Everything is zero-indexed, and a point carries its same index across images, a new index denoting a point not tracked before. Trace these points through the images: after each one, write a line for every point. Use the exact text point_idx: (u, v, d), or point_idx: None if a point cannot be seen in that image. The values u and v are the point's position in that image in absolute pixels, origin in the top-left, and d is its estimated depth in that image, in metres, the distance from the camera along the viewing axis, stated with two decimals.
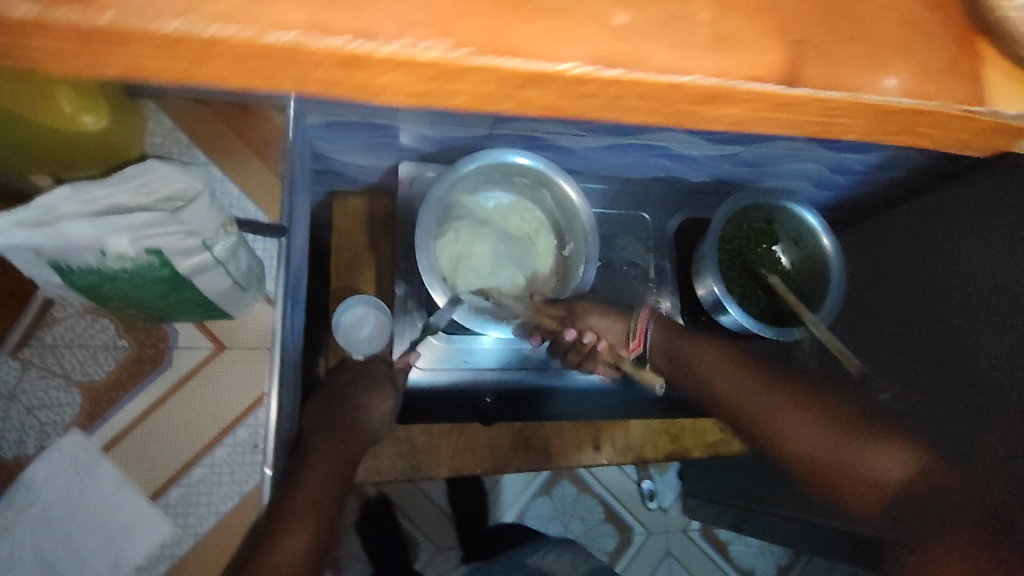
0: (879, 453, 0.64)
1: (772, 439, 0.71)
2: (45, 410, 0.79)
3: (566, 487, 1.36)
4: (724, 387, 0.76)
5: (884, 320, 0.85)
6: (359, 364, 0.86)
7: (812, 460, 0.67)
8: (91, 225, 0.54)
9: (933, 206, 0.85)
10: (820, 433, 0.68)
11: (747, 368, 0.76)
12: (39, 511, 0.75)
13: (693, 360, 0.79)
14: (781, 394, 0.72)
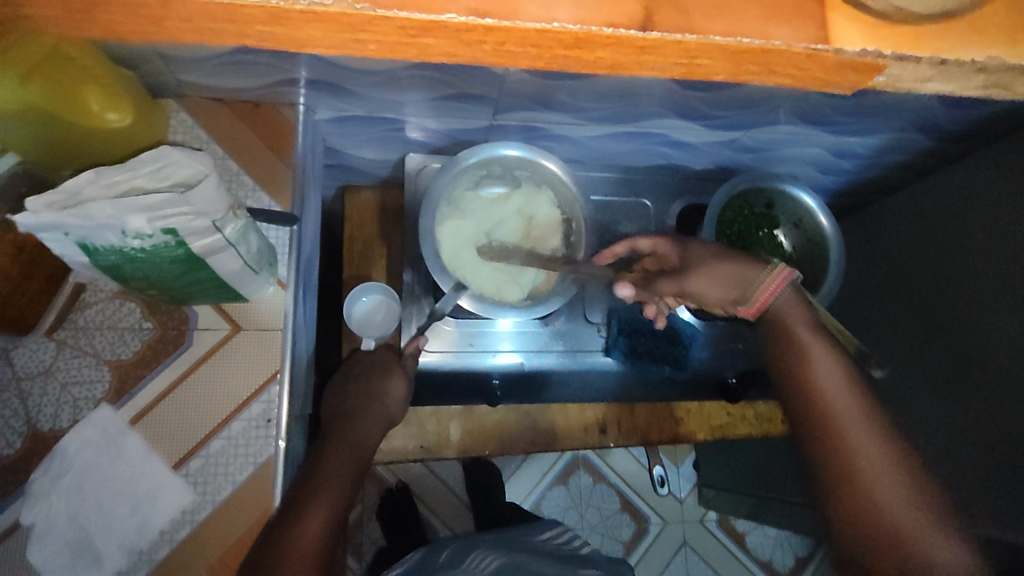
0: (943, 544, 0.56)
1: (847, 488, 0.60)
2: (78, 386, 0.68)
3: (582, 477, 1.48)
4: (845, 400, 0.62)
5: (905, 307, 0.91)
6: (366, 353, 0.85)
7: (849, 476, 0.60)
8: (112, 205, 0.47)
9: (946, 189, 0.90)
10: (902, 483, 0.58)
11: (885, 417, 0.62)
12: (75, 480, 0.65)
13: (820, 356, 0.65)
14: (873, 420, 0.61)
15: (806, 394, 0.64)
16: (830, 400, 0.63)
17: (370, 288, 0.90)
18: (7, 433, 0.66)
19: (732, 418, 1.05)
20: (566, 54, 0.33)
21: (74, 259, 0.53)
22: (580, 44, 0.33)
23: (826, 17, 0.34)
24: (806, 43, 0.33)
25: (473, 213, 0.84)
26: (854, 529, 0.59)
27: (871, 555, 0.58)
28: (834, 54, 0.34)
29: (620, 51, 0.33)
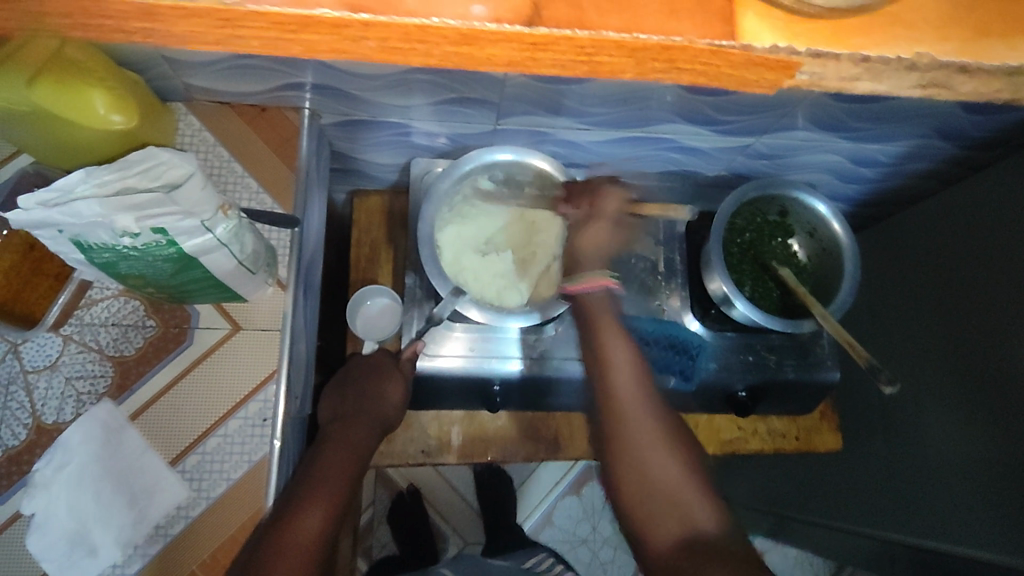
0: (699, 504, 0.70)
1: (624, 454, 0.73)
2: (81, 380, 0.70)
3: (595, 488, 1.44)
4: (630, 392, 0.75)
5: (930, 322, 0.87)
6: (367, 357, 0.85)
7: (630, 451, 0.72)
8: (99, 203, 0.48)
9: (968, 196, 0.86)
10: (663, 454, 0.72)
11: (657, 394, 0.76)
12: (75, 472, 0.66)
13: (617, 348, 0.77)
14: (652, 413, 0.74)
15: (602, 389, 0.76)
16: (620, 392, 0.75)
17: (376, 293, 0.92)
18: (14, 424, 0.68)
19: (744, 432, 1.02)
20: (454, 50, 0.32)
21: (71, 256, 0.55)
22: (469, 39, 0.31)
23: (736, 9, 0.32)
24: (712, 39, 0.32)
25: (476, 220, 0.84)
26: (642, 490, 0.71)
27: (655, 508, 0.70)
28: (744, 50, 0.32)
29: (511, 48, 0.32)
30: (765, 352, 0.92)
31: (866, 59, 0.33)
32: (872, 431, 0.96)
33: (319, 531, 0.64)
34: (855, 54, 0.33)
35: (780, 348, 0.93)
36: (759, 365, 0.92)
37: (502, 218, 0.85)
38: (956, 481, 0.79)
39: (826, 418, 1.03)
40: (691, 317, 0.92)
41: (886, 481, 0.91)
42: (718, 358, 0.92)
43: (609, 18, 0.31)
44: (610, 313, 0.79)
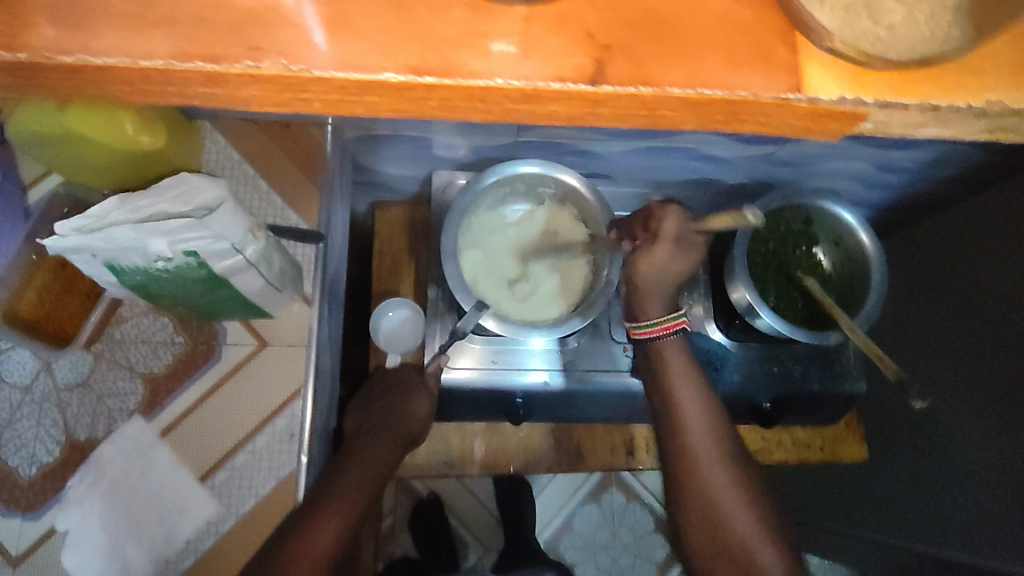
0: (773, 556, 0.63)
1: (696, 508, 0.65)
2: (112, 397, 0.72)
3: (614, 494, 1.42)
4: (705, 446, 0.66)
5: (946, 327, 0.85)
6: (392, 372, 0.84)
7: (704, 507, 0.65)
8: (133, 229, 0.49)
9: (986, 202, 0.84)
10: (740, 513, 0.64)
11: (732, 447, 0.67)
12: (109, 486, 0.69)
13: (685, 385, 0.68)
14: (729, 469, 0.66)
15: (673, 439, 0.67)
16: (693, 443, 0.66)
17: (398, 303, 0.91)
18: (48, 441, 0.70)
19: (768, 442, 1.01)
20: (517, 108, 0.32)
21: (105, 279, 0.56)
22: (533, 99, 0.31)
23: (799, 63, 0.32)
24: (779, 93, 0.31)
25: (497, 237, 0.84)
26: (715, 544, 0.64)
27: (718, 555, 0.63)
28: (810, 103, 0.31)
29: (574, 104, 0.31)
30: (790, 363, 0.91)
31: (935, 109, 0.32)
32: (898, 439, 0.93)
33: (329, 546, 0.63)
34: (924, 103, 0.32)
35: (805, 358, 0.92)
36: (784, 376, 0.91)
37: (524, 232, 0.85)
38: (990, 492, 0.76)
39: (851, 428, 1.01)
40: (714, 326, 0.91)
41: (911, 492, 0.88)
42: (743, 369, 0.91)
43: (674, 74, 0.31)
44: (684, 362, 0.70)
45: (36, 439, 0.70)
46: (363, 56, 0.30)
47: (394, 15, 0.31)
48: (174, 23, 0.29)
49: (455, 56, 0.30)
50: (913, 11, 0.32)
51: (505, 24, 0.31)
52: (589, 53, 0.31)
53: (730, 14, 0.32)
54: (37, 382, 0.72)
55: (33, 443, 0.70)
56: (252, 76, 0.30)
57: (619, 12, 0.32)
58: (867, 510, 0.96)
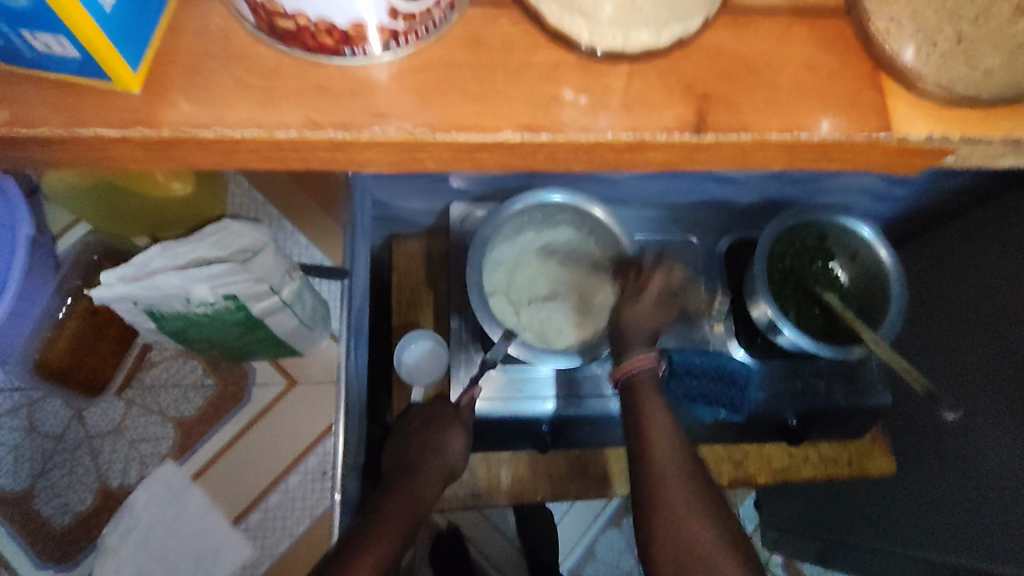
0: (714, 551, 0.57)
1: (649, 497, 0.60)
2: (145, 442, 0.72)
3: (635, 519, 1.39)
4: (667, 450, 0.62)
5: (967, 334, 0.85)
6: (423, 408, 0.84)
7: (655, 496, 0.60)
8: (178, 275, 0.50)
9: (995, 214, 0.83)
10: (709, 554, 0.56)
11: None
12: (142, 535, 0.68)
13: (651, 404, 0.63)
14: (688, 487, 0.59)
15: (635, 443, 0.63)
16: (656, 443, 0.62)
17: (420, 336, 0.91)
18: (81, 489, 0.70)
19: (795, 459, 1.01)
20: (619, 157, 0.32)
21: (144, 325, 0.58)
22: (637, 148, 0.32)
23: (886, 103, 0.32)
24: (867, 132, 0.32)
25: (519, 268, 0.85)
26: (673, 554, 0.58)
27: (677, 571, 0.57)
28: (900, 141, 0.32)
29: (672, 151, 0.32)
30: (814, 378, 0.91)
31: (1018, 142, 0.32)
32: (926, 451, 0.93)
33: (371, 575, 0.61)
34: (1008, 137, 0.32)
35: (828, 373, 0.91)
36: (807, 393, 0.91)
37: (549, 260, 0.86)
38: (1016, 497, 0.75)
39: (877, 441, 1.02)
40: (737, 343, 0.91)
41: (942, 506, 0.87)
42: (766, 386, 0.91)
43: (773, 118, 0.31)
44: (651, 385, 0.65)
45: (69, 487, 0.70)
46: (451, 118, 0.31)
47: (501, 80, 0.31)
48: (303, 94, 0.31)
49: (537, 114, 0.31)
50: (1009, 58, 0.32)
51: (608, 84, 0.32)
52: (690, 104, 0.32)
53: (813, 61, 0.33)
54: (70, 430, 0.72)
55: (66, 491, 0.70)
56: (381, 143, 0.31)
57: (712, 65, 0.32)
58: (898, 522, 0.94)
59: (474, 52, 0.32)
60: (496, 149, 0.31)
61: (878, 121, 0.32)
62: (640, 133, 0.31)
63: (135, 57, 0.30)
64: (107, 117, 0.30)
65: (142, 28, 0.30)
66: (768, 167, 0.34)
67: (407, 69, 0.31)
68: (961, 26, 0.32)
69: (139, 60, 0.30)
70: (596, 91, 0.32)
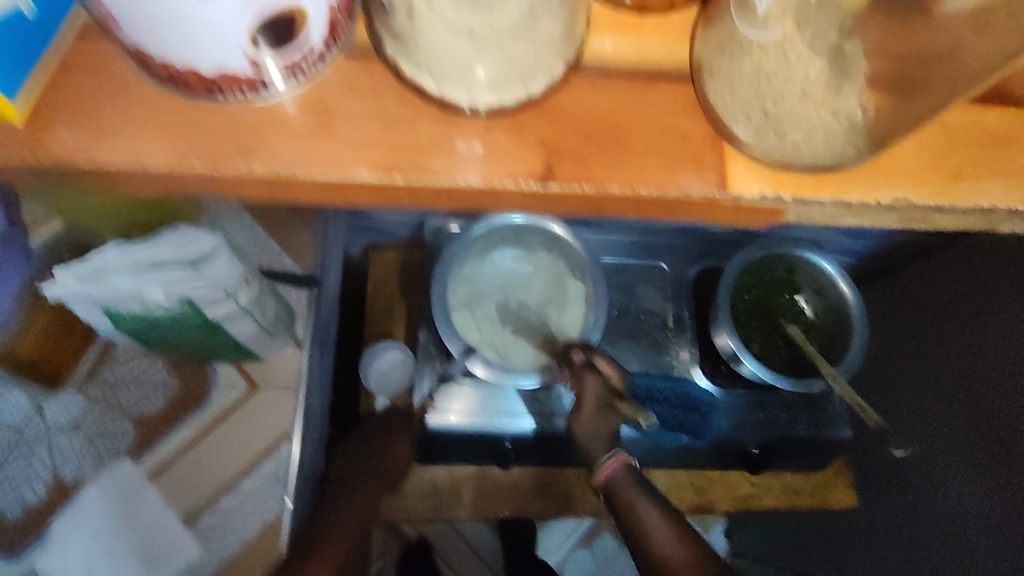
0: None
1: None
2: (104, 439, 0.73)
3: (607, 539, 1.37)
4: (668, 540, 0.75)
5: (915, 367, 0.87)
6: (374, 414, 0.84)
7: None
8: (133, 275, 0.51)
9: (944, 262, 0.86)
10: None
11: (703, 546, 0.75)
12: (93, 530, 0.70)
13: (648, 511, 0.76)
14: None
15: (640, 538, 0.77)
16: (659, 542, 0.75)
17: (388, 347, 0.93)
18: (36, 482, 0.71)
19: (757, 489, 1.02)
20: (474, 204, 0.35)
21: (103, 324, 0.59)
22: (491, 198, 0.34)
23: (726, 163, 0.35)
24: (707, 191, 0.34)
25: (482, 288, 0.86)
26: None
27: None
28: (734, 201, 0.35)
29: (524, 198, 0.34)
30: (776, 409, 0.91)
31: (847, 204, 0.35)
32: (885, 486, 0.94)
33: None
34: (837, 200, 0.35)
35: (792, 406, 0.91)
36: (771, 424, 0.91)
37: (516, 279, 0.86)
38: (972, 536, 0.76)
39: (841, 474, 1.02)
40: (701, 372, 0.92)
41: (904, 546, 0.87)
42: (730, 416, 0.91)
43: (653, 172, 0.34)
44: (636, 485, 0.79)
45: (24, 480, 0.71)
46: (363, 157, 0.33)
47: (396, 122, 0.34)
48: (218, 129, 0.33)
49: (440, 161, 0.33)
50: (808, 133, 0.35)
51: (500, 132, 0.34)
52: (538, 156, 0.34)
53: (665, 125, 0.35)
54: (29, 424, 0.72)
55: (21, 484, 0.71)
56: (287, 182, 0.33)
57: (606, 118, 0.35)
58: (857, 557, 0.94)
59: (390, 93, 0.34)
60: (371, 188, 0.34)
61: (713, 177, 0.34)
62: (529, 177, 0.34)
63: (12, 89, 0.32)
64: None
65: (20, 62, 0.32)
66: (624, 217, 0.36)
67: (327, 108, 0.34)
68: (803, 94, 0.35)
69: (16, 89, 0.32)
70: (499, 137, 0.34)
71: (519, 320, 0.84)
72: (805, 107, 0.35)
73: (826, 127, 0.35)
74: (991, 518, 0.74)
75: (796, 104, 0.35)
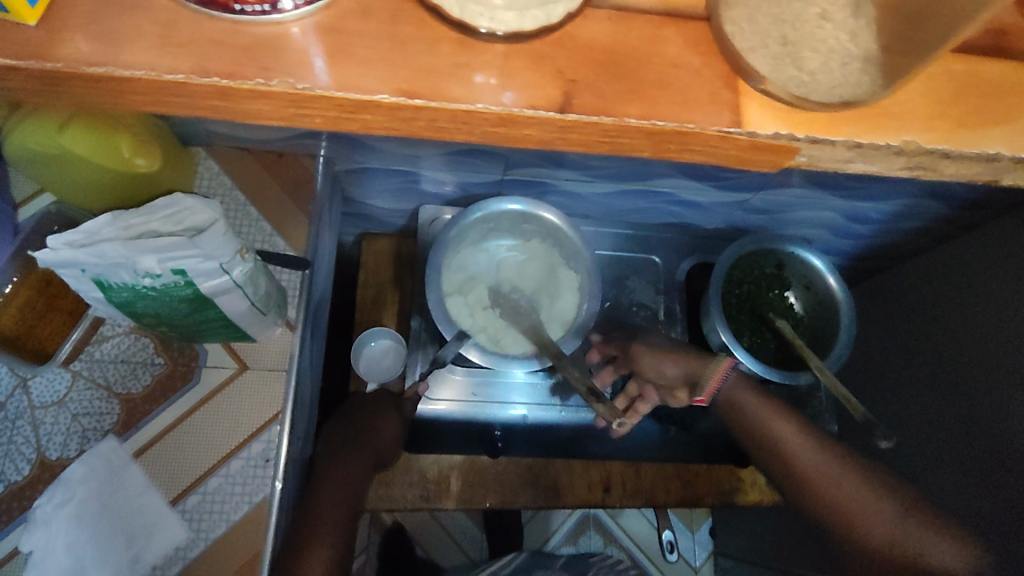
0: (874, 506, 0.69)
1: (814, 497, 0.72)
2: (89, 416, 0.72)
3: (591, 537, 1.36)
4: (817, 459, 0.73)
5: (909, 360, 0.87)
6: (363, 398, 0.83)
7: (814, 491, 0.72)
8: (125, 246, 0.51)
9: (957, 254, 0.87)
10: (912, 542, 0.67)
11: (845, 454, 0.74)
12: (76, 510, 0.67)
13: (779, 424, 0.77)
14: (858, 480, 0.71)
15: (780, 465, 0.75)
16: (802, 460, 0.74)
17: (381, 334, 0.92)
18: (18, 460, 0.70)
19: (743, 483, 1.02)
20: (495, 132, 0.34)
21: (91, 295, 0.58)
22: (509, 123, 0.33)
23: (741, 102, 0.34)
24: (723, 127, 0.34)
25: (477, 275, 0.86)
26: (841, 527, 0.70)
27: (849, 528, 0.70)
28: (750, 136, 0.34)
29: (545, 129, 0.34)
30: None
31: (859, 145, 0.35)
32: None
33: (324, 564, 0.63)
34: (849, 141, 0.35)
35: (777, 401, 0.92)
36: None
37: (510, 269, 0.87)
38: None
39: None
40: None
41: None
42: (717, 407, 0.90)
43: (662, 108, 0.33)
44: (755, 394, 0.79)
45: (6, 458, 0.69)
46: (366, 82, 0.32)
47: (409, 49, 0.33)
48: (214, 47, 0.32)
49: (447, 90, 0.32)
50: (823, 61, 0.34)
51: (508, 64, 0.33)
52: (557, 85, 0.33)
53: (675, 66, 0.34)
54: (12, 400, 0.71)
55: (3, 460, 0.69)
56: (291, 100, 0.32)
57: (614, 59, 0.34)
58: None
59: (394, 27, 0.33)
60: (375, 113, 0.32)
61: (732, 117, 0.34)
62: (539, 107, 0.33)
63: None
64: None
65: None
66: (638, 155, 0.36)
67: (330, 36, 0.33)
68: (806, 35, 0.35)
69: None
70: (506, 73, 0.33)
71: (512, 308, 0.85)
72: (822, 50, 0.35)
73: (836, 57, 0.34)
74: (968, 508, 0.72)
75: (811, 45, 0.35)
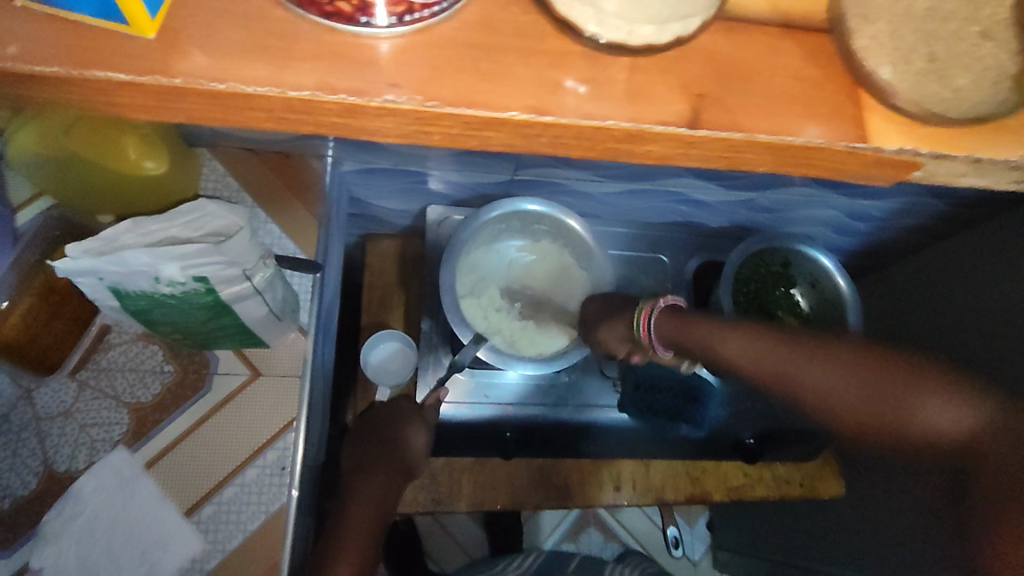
0: (892, 388, 0.44)
1: (796, 403, 0.49)
2: (97, 427, 0.70)
3: (592, 534, 1.36)
4: (756, 361, 0.53)
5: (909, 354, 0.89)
6: (385, 405, 0.82)
7: (789, 395, 0.49)
8: (148, 253, 0.49)
9: (949, 253, 0.89)
10: (944, 414, 0.43)
11: (786, 332, 0.52)
12: (87, 523, 0.66)
13: (721, 336, 0.57)
14: (805, 352, 0.49)
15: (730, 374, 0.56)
16: (753, 367, 0.53)
17: (387, 336, 0.91)
18: (25, 473, 0.67)
19: (750, 479, 1.03)
20: (620, 147, 0.33)
21: (106, 303, 0.56)
22: (637, 138, 0.33)
23: (864, 115, 0.34)
24: (850, 141, 0.33)
25: (490, 277, 0.85)
26: (838, 418, 0.47)
27: (854, 417, 0.46)
28: (876, 151, 0.33)
29: (671, 145, 0.33)
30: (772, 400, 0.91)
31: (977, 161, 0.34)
32: (870, 474, 0.96)
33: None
34: (969, 156, 0.33)
35: None
36: None
37: (522, 270, 0.87)
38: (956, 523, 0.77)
39: (829, 465, 1.04)
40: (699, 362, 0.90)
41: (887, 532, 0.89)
42: None
43: (762, 120, 0.33)
44: (681, 318, 0.63)
45: (11, 471, 0.67)
46: (449, 92, 0.31)
47: (495, 63, 0.32)
48: (292, 58, 0.31)
49: (530, 101, 0.31)
50: (909, 74, 0.34)
51: (590, 74, 0.33)
52: (685, 99, 0.33)
53: (756, 76, 0.34)
54: (16, 411, 0.69)
55: (8, 474, 0.67)
56: (369, 110, 0.31)
57: (695, 70, 0.34)
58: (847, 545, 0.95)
59: (469, 36, 0.32)
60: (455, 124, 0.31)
61: (833, 131, 0.33)
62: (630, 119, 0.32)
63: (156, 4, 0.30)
64: (109, 62, 0.29)
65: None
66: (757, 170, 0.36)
67: (406, 45, 0.32)
68: (891, 46, 0.34)
69: (158, 7, 0.30)
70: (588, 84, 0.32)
71: (527, 309, 0.85)
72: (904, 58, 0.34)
73: (919, 68, 0.34)
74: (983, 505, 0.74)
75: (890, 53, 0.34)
